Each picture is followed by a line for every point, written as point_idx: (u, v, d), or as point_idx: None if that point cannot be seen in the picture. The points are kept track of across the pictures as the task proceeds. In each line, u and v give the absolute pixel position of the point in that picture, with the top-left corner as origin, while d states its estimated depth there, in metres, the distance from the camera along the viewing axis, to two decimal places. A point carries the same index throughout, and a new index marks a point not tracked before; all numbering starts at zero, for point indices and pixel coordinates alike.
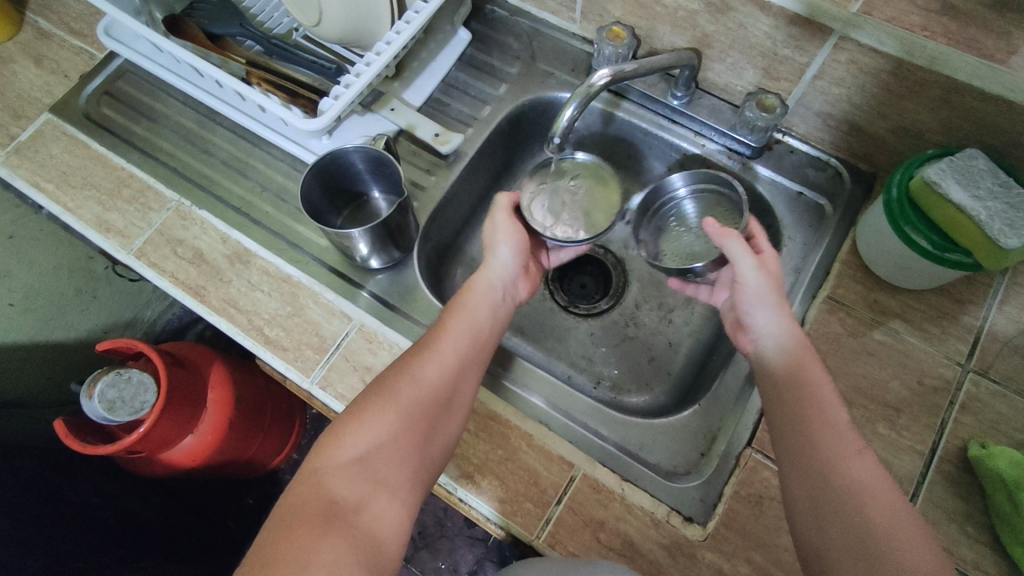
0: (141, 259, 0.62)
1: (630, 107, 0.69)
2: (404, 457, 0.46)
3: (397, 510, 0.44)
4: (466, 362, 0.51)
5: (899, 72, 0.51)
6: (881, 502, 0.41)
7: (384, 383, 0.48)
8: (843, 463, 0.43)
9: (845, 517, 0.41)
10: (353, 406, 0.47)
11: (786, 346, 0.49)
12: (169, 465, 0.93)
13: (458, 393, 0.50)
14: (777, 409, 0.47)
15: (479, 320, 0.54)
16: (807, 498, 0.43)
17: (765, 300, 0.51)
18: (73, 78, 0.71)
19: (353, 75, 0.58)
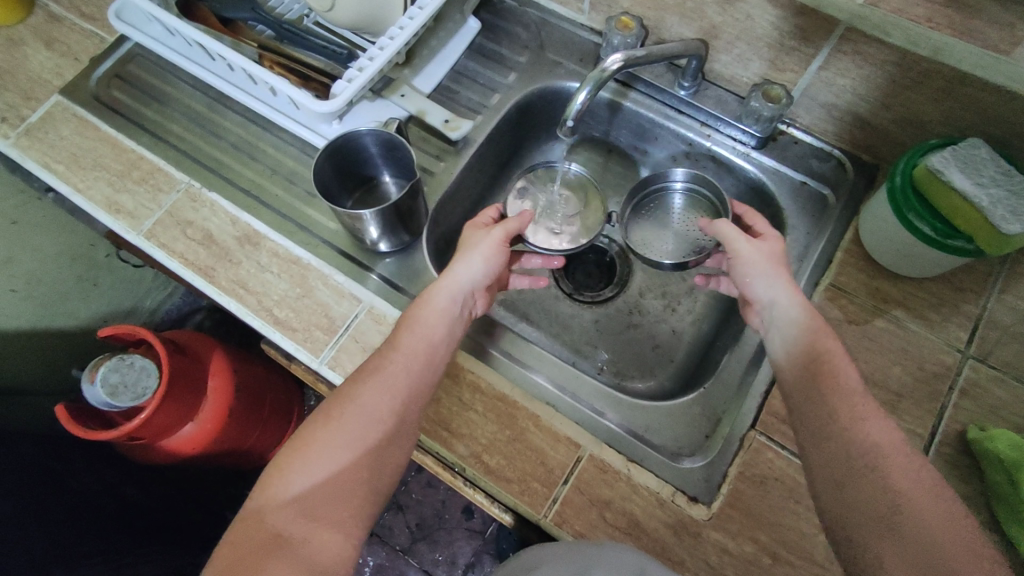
0: (150, 240, 0.62)
1: (637, 98, 0.70)
2: (345, 489, 0.45)
3: (340, 541, 0.44)
4: (418, 385, 0.49)
5: (904, 62, 0.52)
6: (926, 500, 0.41)
7: (327, 414, 0.47)
8: (882, 466, 0.43)
9: (893, 522, 0.41)
10: (299, 437, 0.47)
11: (792, 316, 0.50)
12: (171, 453, 0.93)
13: (404, 421, 0.48)
14: (799, 390, 0.48)
15: (438, 336, 0.51)
16: (847, 506, 0.43)
17: (766, 274, 0.52)
18: (83, 60, 0.71)
19: (366, 59, 0.59)
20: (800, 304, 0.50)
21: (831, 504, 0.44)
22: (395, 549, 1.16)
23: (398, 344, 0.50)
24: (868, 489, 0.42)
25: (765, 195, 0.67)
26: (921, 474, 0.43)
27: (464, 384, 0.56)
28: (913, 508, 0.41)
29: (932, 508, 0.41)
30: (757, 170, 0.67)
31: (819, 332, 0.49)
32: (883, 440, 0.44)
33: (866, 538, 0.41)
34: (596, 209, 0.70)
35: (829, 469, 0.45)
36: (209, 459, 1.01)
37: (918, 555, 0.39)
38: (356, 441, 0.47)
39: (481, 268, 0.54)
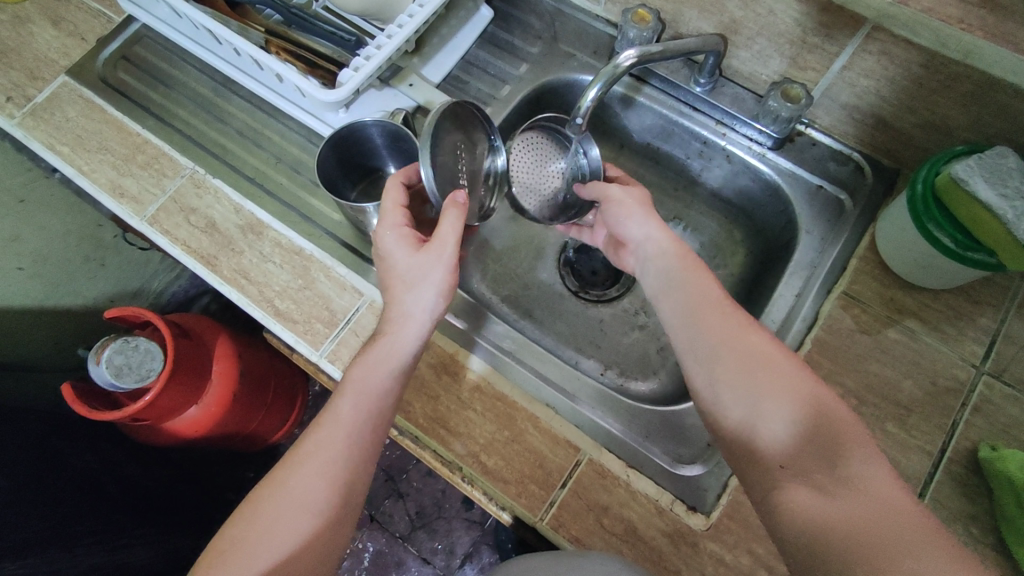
0: (153, 226, 0.62)
1: (651, 93, 0.68)
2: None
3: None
4: (355, 448, 0.47)
5: (932, 64, 0.50)
6: (798, 381, 0.42)
7: (258, 506, 0.45)
8: (757, 367, 0.43)
9: (770, 408, 0.42)
10: (225, 544, 0.44)
11: (665, 248, 0.52)
12: (175, 435, 0.93)
13: (345, 486, 0.46)
14: (681, 317, 0.48)
15: (377, 387, 0.48)
16: (726, 407, 0.44)
17: (633, 212, 0.55)
18: (90, 41, 0.70)
19: (374, 48, 0.58)
20: (673, 244, 0.52)
21: (713, 415, 0.45)
22: (394, 535, 1.16)
23: (336, 407, 0.48)
24: (743, 379, 0.43)
25: (780, 198, 0.65)
26: (788, 358, 0.44)
27: (463, 383, 0.56)
28: (786, 391, 0.42)
29: (803, 385, 0.42)
30: (772, 171, 0.64)
31: (726, 315, 0.46)
32: (759, 341, 0.44)
33: (745, 437, 0.42)
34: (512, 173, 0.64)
35: (708, 372, 0.45)
36: (212, 442, 1.02)
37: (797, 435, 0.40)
38: (288, 523, 0.44)
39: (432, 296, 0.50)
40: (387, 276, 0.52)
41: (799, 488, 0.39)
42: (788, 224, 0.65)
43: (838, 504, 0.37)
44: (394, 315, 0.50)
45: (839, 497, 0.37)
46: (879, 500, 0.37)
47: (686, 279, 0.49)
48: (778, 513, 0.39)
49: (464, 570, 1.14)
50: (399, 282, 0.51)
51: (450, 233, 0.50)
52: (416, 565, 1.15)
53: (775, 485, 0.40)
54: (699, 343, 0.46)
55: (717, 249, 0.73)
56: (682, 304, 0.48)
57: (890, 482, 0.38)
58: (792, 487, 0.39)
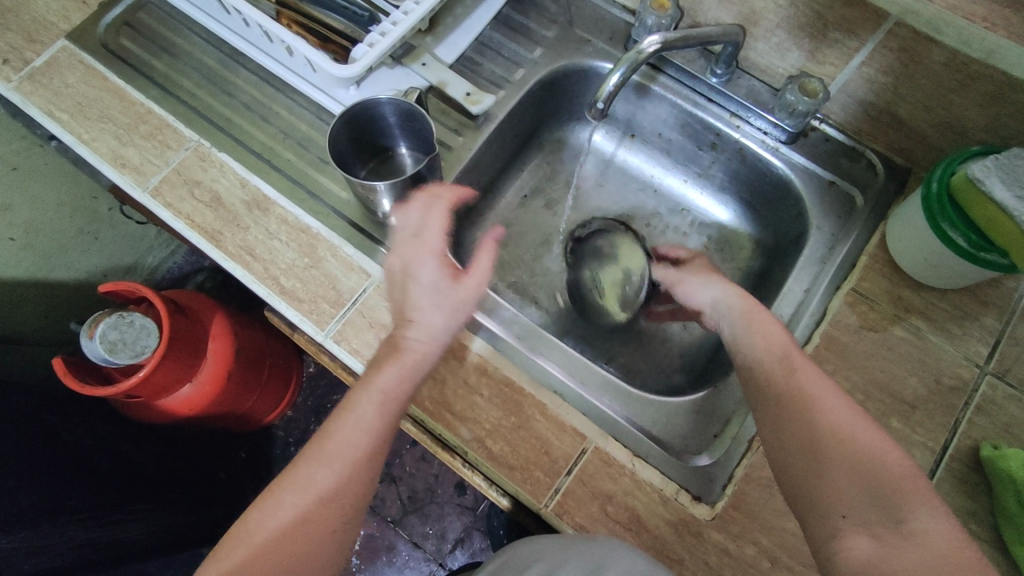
0: (155, 198, 0.60)
1: (666, 82, 0.67)
2: (294, 569, 0.43)
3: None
4: (371, 453, 0.46)
5: (954, 63, 0.51)
6: (857, 433, 0.41)
7: (283, 487, 0.45)
8: (822, 417, 0.43)
9: (829, 458, 0.41)
10: (251, 514, 0.45)
11: (731, 304, 0.53)
12: (167, 413, 0.92)
13: (365, 468, 0.46)
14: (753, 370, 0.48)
15: (409, 382, 0.47)
16: (785, 452, 0.44)
17: (704, 277, 0.57)
18: (92, 6, 0.68)
19: (390, 24, 0.57)
20: (738, 297, 0.53)
21: (771, 457, 0.45)
22: (385, 520, 1.16)
23: (362, 393, 0.46)
24: (804, 429, 0.43)
25: (791, 193, 0.65)
26: (852, 408, 0.43)
27: (470, 367, 0.55)
28: (849, 444, 0.41)
29: (863, 437, 0.41)
30: (785, 166, 0.64)
31: (787, 362, 0.47)
32: (824, 391, 0.44)
33: (802, 487, 0.42)
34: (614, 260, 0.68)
35: (767, 421, 0.46)
36: (205, 421, 1.01)
37: (853, 486, 0.40)
38: (313, 492, 0.44)
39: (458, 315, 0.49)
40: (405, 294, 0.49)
41: (856, 537, 0.38)
42: (798, 219, 0.65)
43: (896, 558, 0.36)
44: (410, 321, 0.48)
45: (899, 550, 0.36)
46: (941, 558, 0.35)
47: (759, 322, 0.50)
48: (834, 562, 0.39)
49: (454, 555, 1.14)
50: (431, 302, 0.49)
51: (480, 271, 0.50)
52: (407, 550, 1.15)
53: (833, 534, 0.39)
54: (763, 393, 0.47)
55: (726, 244, 0.73)
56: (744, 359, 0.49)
57: (955, 539, 0.36)
58: (848, 537, 0.38)
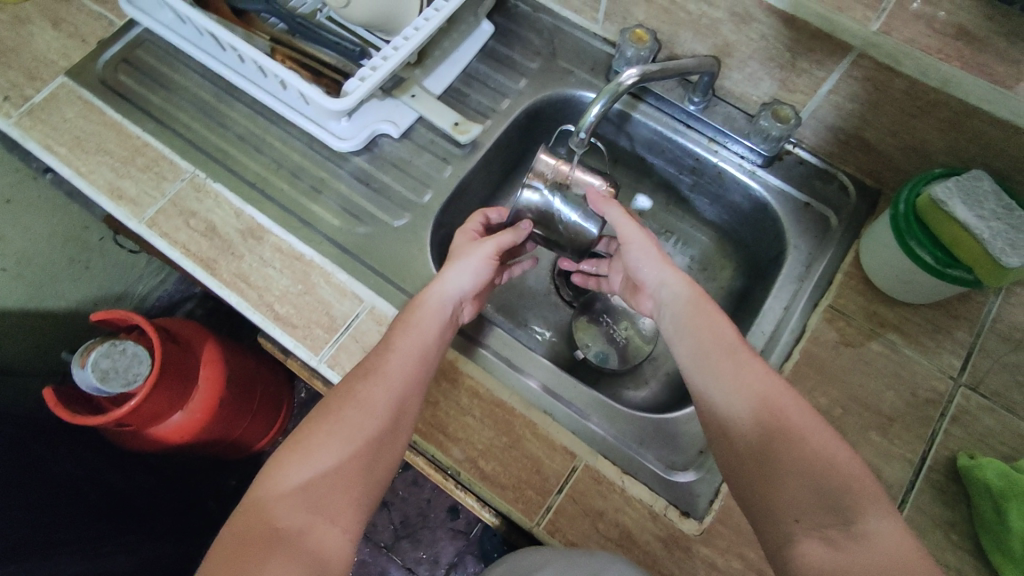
0: (152, 228, 0.61)
1: (647, 110, 0.70)
2: (329, 504, 0.45)
3: (340, 534, 0.44)
4: (411, 373, 0.51)
5: (914, 92, 0.53)
6: (809, 434, 0.44)
7: (331, 409, 0.49)
8: (773, 417, 0.45)
9: (784, 462, 0.43)
10: (302, 431, 0.48)
11: (678, 292, 0.53)
12: (158, 441, 0.92)
13: (398, 410, 0.50)
14: (699, 365, 0.49)
15: (433, 336, 0.53)
16: (739, 451, 0.45)
17: (647, 252, 0.55)
18: (91, 43, 0.70)
19: (380, 58, 0.59)
20: (685, 285, 0.53)
21: (726, 456, 0.46)
22: (378, 545, 1.16)
23: (394, 342, 0.52)
24: (755, 429, 0.45)
25: (768, 214, 0.68)
26: (804, 412, 0.45)
27: (462, 389, 0.56)
28: (803, 448, 0.43)
29: (817, 439, 0.44)
30: (761, 187, 0.67)
31: (737, 361, 0.48)
32: (776, 389, 0.46)
33: (757, 489, 0.43)
34: (618, 329, 0.69)
35: (720, 421, 0.47)
36: (197, 448, 1.01)
37: (808, 489, 0.42)
38: (354, 430, 0.48)
39: (470, 278, 0.56)
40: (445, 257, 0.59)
41: (812, 539, 0.40)
42: (776, 239, 0.67)
43: (849, 558, 0.38)
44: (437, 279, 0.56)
45: (852, 552, 0.39)
46: (890, 558, 0.38)
47: (702, 314, 0.51)
48: (787, 563, 0.40)
49: None
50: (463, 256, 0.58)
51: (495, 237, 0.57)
52: None
53: (785, 536, 0.41)
54: (714, 389, 0.48)
55: (707, 263, 0.76)
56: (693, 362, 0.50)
57: (902, 537, 0.39)
58: (804, 540, 0.40)
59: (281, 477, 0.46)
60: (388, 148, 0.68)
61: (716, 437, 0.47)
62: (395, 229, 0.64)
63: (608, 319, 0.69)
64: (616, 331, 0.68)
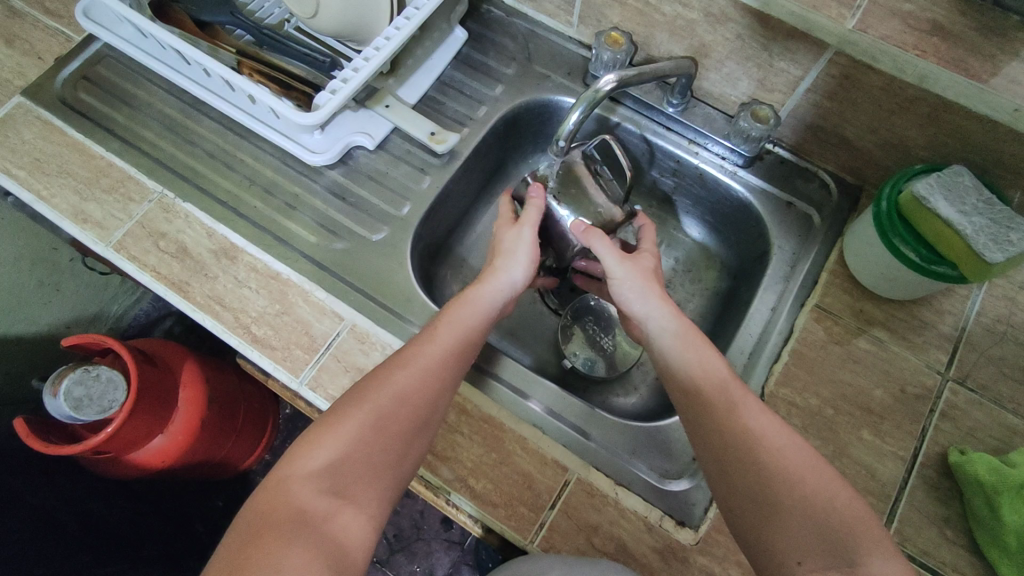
0: (120, 252, 0.59)
1: (625, 113, 0.70)
2: (354, 493, 0.44)
3: (364, 522, 0.43)
4: (447, 368, 0.50)
5: (891, 88, 0.52)
6: (808, 475, 0.43)
7: (365, 393, 0.47)
8: (772, 460, 0.44)
9: (784, 505, 0.42)
10: (332, 413, 0.47)
11: (668, 324, 0.52)
12: (140, 466, 0.89)
13: (432, 403, 0.48)
14: (691, 403, 0.48)
15: (473, 329, 0.52)
16: (737, 494, 0.44)
17: (639, 286, 0.54)
18: (48, 61, 0.68)
19: (350, 70, 0.57)
20: (674, 317, 0.52)
21: (724, 497, 0.45)
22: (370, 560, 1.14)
23: (434, 334, 0.51)
24: (754, 472, 0.44)
25: (751, 215, 0.67)
26: (801, 453, 0.45)
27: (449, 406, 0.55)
28: (803, 491, 0.42)
29: (814, 478, 0.43)
30: (743, 188, 0.67)
31: (731, 398, 0.47)
32: (773, 430, 0.46)
33: (756, 531, 0.43)
34: (605, 336, 0.68)
35: (717, 463, 0.46)
36: (182, 471, 0.99)
37: (809, 531, 0.41)
38: (386, 420, 0.46)
39: (522, 271, 0.57)
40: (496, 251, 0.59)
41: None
42: (760, 238, 0.67)
43: None
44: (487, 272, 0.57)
45: None
46: None
47: (693, 344, 0.51)
48: None
49: None
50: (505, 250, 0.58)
51: (530, 219, 0.59)
52: None
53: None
54: (706, 428, 0.47)
55: (693, 265, 0.75)
56: (685, 400, 0.49)
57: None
58: None
59: (308, 458, 0.44)
60: (363, 160, 0.66)
61: (713, 476, 0.46)
62: (374, 243, 0.63)
63: (595, 326, 0.68)
64: (604, 338, 0.68)
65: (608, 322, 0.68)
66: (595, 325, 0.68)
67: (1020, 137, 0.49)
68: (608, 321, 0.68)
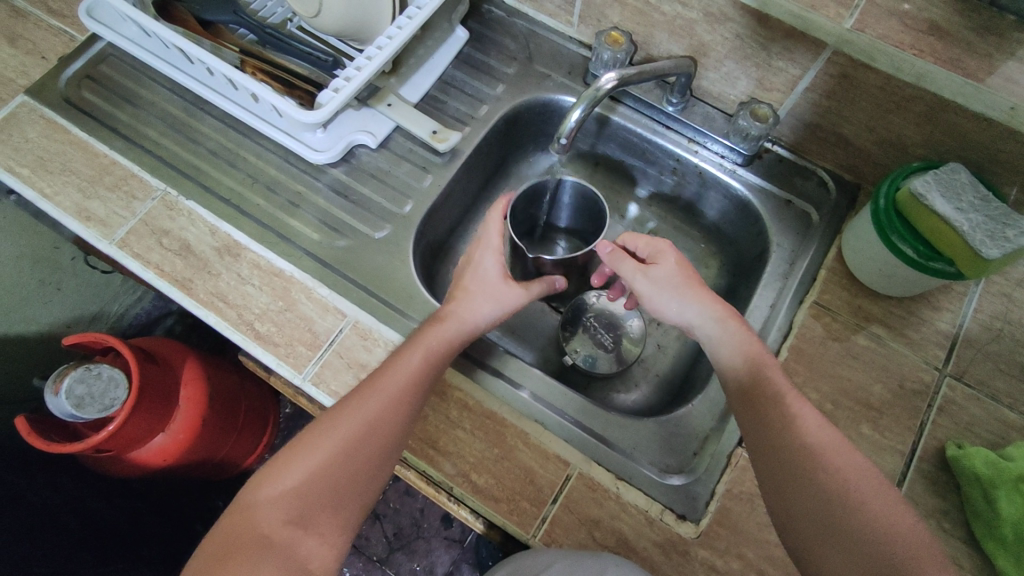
0: (123, 249, 0.59)
1: (625, 112, 0.70)
2: (316, 524, 0.45)
3: (325, 552, 0.45)
4: (414, 396, 0.49)
5: (888, 87, 0.53)
6: (866, 494, 0.43)
7: (334, 420, 0.48)
8: (826, 477, 0.44)
9: (846, 528, 0.42)
10: (301, 441, 0.48)
11: (715, 331, 0.51)
12: (140, 466, 0.90)
13: (395, 435, 0.48)
14: (747, 412, 0.48)
15: (442, 358, 0.52)
16: (795, 512, 0.44)
17: (683, 291, 0.53)
18: (51, 60, 0.68)
19: (353, 69, 0.58)
20: (723, 323, 0.51)
21: (780, 515, 0.45)
22: (371, 559, 1.14)
23: (400, 362, 0.50)
24: (811, 490, 0.44)
25: (751, 213, 0.68)
26: (859, 469, 0.44)
27: (451, 402, 0.55)
28: (859, 510, 0.42)
29: (875, 499, 0.43)
30: (743, 186, 0.67)
31: (786, 413, 0.47)
32: (831, 447, 0.45)
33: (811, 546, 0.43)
34: (608, 334, 0.68)
35: (772, 479, 0.46)
36: (181, 471, 0.99)
37: (866, 553, 0.41)
38: (349, 452, 0.47)
39: (496, 311, 0.55)
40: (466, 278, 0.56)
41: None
42: (759, 237, 0.67)
43: None
44: (461, 297, 0.54)
45: None
46: None
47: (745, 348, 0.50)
48: None
49: None
50: (482, 286, 0.55)
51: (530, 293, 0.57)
52: None
53: None
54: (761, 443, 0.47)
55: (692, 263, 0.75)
56: (746, 408, 0.48)
57: None
58: None
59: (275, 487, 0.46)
60: (365, 159, 0.67)
61: (770, 495, 0.46)
62: (376, 241, 0.63)
63: (598, 323, 0.69)
64: (606, 335, 0.68)
65: (611, 320, 0.69)
66: (597, 322, 0.69)
67: (1016, 135, 0.50)
68: (611, 319, 0.69)
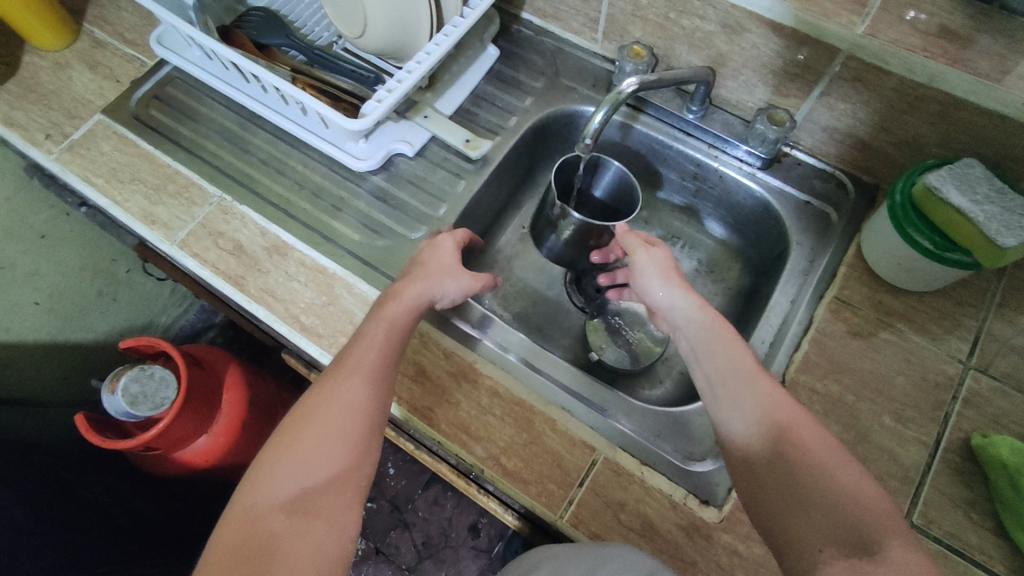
0: (184, 249, 0.65)
1: (647, 120, 0.74)
2: (319, 507, 0.44)
3: (336, 535, 0.44)
4: (383, 364, 0.51)
5: (902, 89, 0.55)
6: (834, 466, 0.43)
7: (309, 408, 0.48)
8: (793, 448, 0.44)
9: (809, 496, 0.42)
10: (283, 436, 0.47)
11: (692, 314, 0.54)
12: (183, 463, 0.94)
13: (375, 404, 0.49)
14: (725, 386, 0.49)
15: (405, 326, 0.53)
16: (763, 484, 0.45)
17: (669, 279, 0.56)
18: (125, 83, 0.75)
19: (393, 83, 0.63)
20: (699, 310, 0.53)
21: (748, 484, 0.46)
22: (400, 568, 1.16)
23: (364, 336, 0.52)
24: (780, 464, 0.44)
25: (771, 214, 0.70)
26: (824, 440, 0.45)
27: (482, 389, 0.58)
28: (828, 479, 0.43)
29: (840, 472, 0.43)
30: (762, 188, 0.70)
31: (757, 390, 0.47)
32: (798, 420, 0.46)
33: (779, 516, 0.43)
34: (632, 330, 0.70)
35: (743, 454, 0.46)
36: (219, 472, 1.03)
37: (831, 522, 0.41)
38: (336, 430, 0.47)
39: (455, 289, 0.58)
40: (426, 258, 0.59)
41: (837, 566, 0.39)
42: (780, 237, 0.69)
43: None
44: (418, 273, 0.57)
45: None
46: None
47: (722, 338, 0.51)
48: None
49: None
50: (437, 267, 0.58)
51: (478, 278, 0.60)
52: None
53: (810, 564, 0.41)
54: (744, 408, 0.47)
55: (714, 266, 0.78)
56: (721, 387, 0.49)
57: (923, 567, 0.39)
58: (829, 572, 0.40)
59: (270, 483, 0.45)
60: (403, 166, 0.72)
61: (739, 467, 0.47)
62: (413, 241, 0.67)
63: (622, 321, 0.71)
64: (630, 331, 0.70)
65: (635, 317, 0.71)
66: (622, 320, 0.71)
67: None
68: (635, 317, 0.71)
